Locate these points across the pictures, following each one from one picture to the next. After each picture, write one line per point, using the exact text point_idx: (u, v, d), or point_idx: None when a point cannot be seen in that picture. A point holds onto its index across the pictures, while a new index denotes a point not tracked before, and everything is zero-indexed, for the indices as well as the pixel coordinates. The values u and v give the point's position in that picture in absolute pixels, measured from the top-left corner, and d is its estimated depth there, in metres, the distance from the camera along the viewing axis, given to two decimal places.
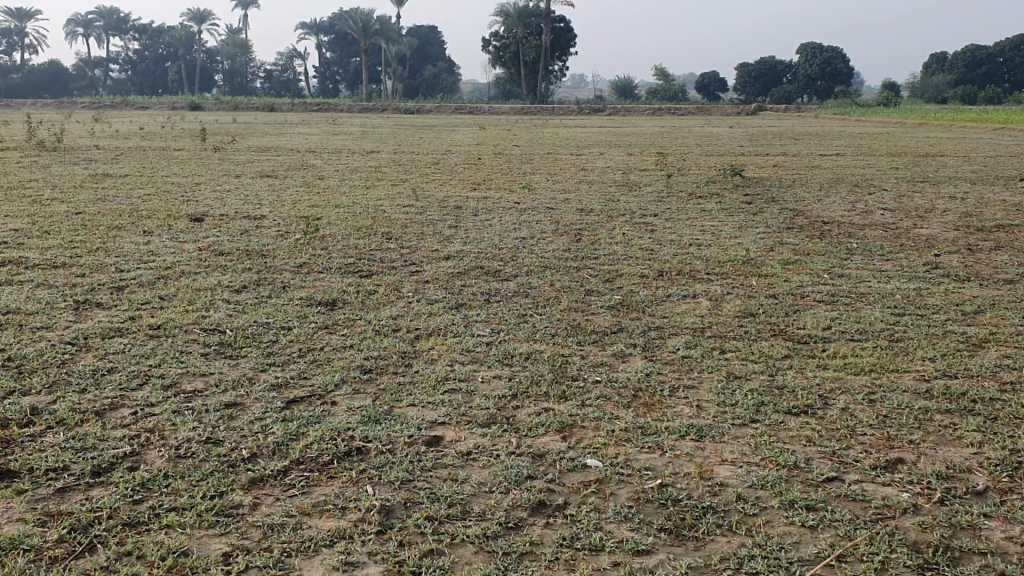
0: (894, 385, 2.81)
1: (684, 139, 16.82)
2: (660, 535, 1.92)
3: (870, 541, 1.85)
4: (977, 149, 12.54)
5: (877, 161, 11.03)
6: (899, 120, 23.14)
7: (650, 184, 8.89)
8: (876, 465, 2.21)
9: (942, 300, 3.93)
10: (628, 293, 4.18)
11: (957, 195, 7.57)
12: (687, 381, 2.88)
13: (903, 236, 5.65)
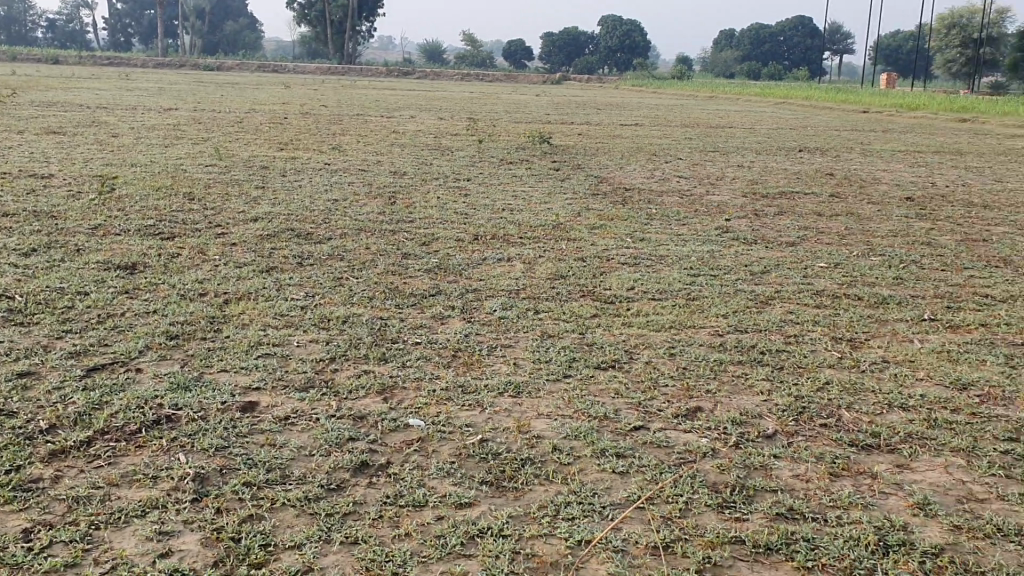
0: (692, 340, 3.01)
1: (492, 106, 17.03)
2: (481, 488, 1.97)
3: (674, 484, 1.99)
4: (760, 122, 13.44)
5: (673, 132, 11.60)
6: (692, 93, 24.34)
7: (460, 149, 8.96)
8: (679, 415, 2.37)
9: (734, 261, 4.21)
10: (443, 256, 4.22)
11: (744, 164, 8.10)
12: (503, 340, 2.96)
13: (698, 202, 5.99)
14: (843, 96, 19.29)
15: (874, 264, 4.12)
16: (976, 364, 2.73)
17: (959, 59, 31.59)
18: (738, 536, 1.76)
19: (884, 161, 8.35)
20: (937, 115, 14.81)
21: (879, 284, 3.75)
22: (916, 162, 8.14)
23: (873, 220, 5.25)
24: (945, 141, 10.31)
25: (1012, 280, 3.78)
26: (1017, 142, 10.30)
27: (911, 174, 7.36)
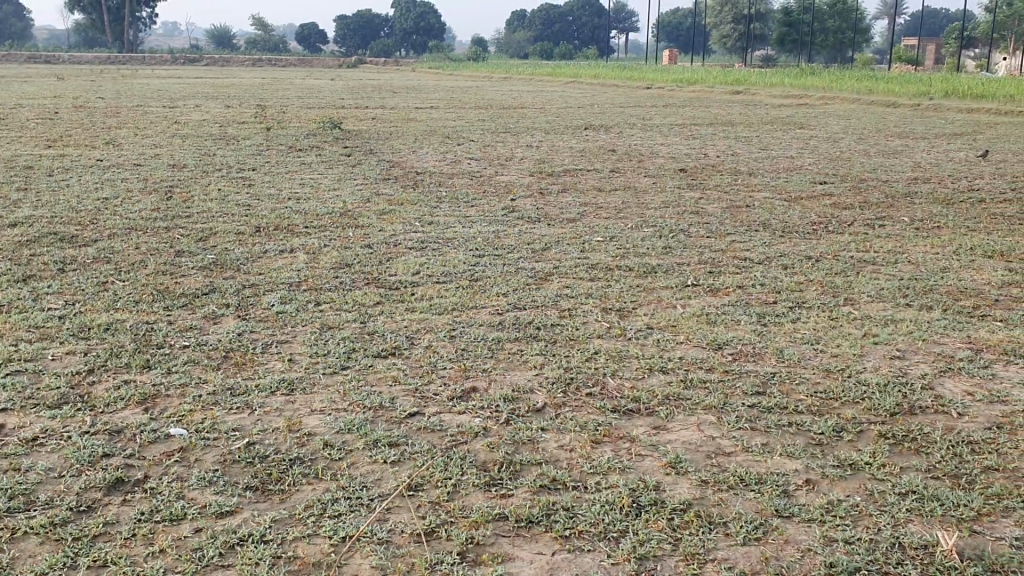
0: (472, 321, 3.03)
1: (285, 91, 16.56)
2: (245, 494, 1.89)
3: (444, 467, 1.98)
4: (549, 101, 13.76)
5: (465, 113, 11.69)
6: (487, 74, 24.58)
7: (247, 137, 8.67)
8: (453, 397, 2.37)
9: (517, 240, 4.29)
10: (221, 251, 4.06)
11: (532, 144, 8.27)
12: (279, 336, 2.88)
13: (486, 183, 6.07)
14: (627, 73, 20.14)
15: (647, 235, 4.30)
16: (731, 324, 2.90)
17: (732, 35, 33.69)
18: (501, 514, 1.78)
19: (662, 135, 8.76)
20: (712, 89, 15.71)
21: (650, 254, 3.92)
22: (690, 135, 8.58)
23: (648, 193, 5.49)
24: (718, 114, 10.93)
25: (767, 243, 4.05)
26: (781, 112, 11.07)
27: (685, 146, 7.75)
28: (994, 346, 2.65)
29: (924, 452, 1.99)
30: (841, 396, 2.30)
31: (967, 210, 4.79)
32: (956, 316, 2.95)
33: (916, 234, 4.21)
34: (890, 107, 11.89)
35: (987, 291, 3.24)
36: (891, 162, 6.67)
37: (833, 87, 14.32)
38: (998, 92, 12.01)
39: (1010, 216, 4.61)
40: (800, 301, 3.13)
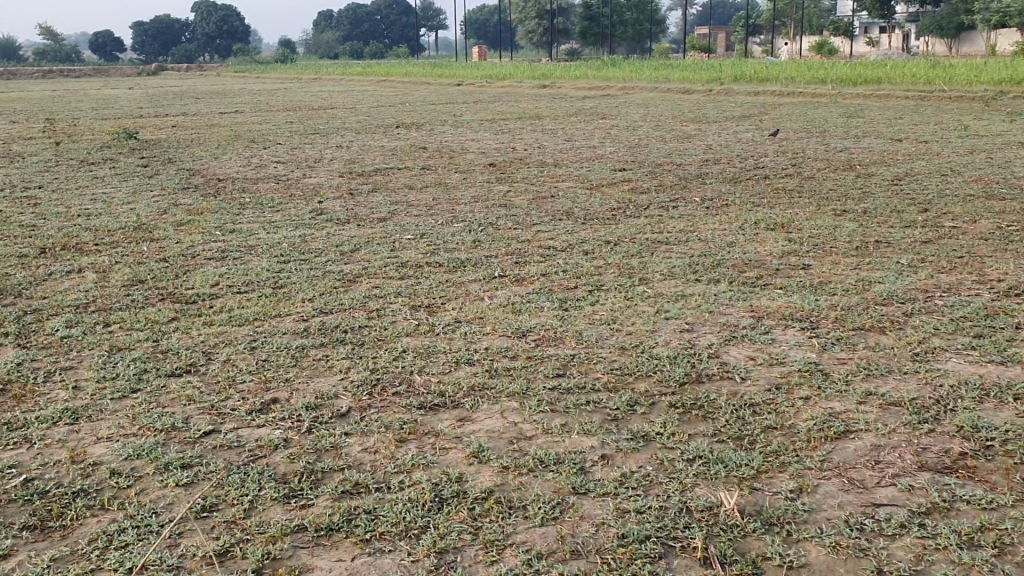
0: (275, 329, 2.94)
1: (77, 103, 15.57)
2: (23, 535, 1.76)
3: (241, 483, 1.91)
4: (360, 100, 13.61)
5: (271, 116, 11.37)
6: (296, 77, 24.00)
7: (33, 154, 8.11)
8: (252, 410, 2.29)
9: (324, 243, 4.21)
10: (1, 277, 3.77)
11: (342, 144, 8.15)
12: (64, 363, 2.70)
13: (292, 186, 5.93)
14: (439, 70, 20.21)
15: (455, 230, 4.32)
16: (534, 312, 2.96)
17: (538, 29, 34.40)
18: (300, 524, 1.74)
19: (471, 130, 8.84)
20: (520, 83, 16.00)
21: (458, 249, 3.94)
22: (499, 130, 8.69)
23: (457, 188, 5.52)
24: (525, 108, 11.14)
25: (571, 230, 4.16)
26: (586, 103, 11.40)
27: (494, 140, 7.85)
28: (774, 313, 2.81)
29: (711, 418, 2.09)
30: (636, 371, 2.39)
31: (754, 187, 5.08)
32: (742, 287, 3.13)
33: (707, 212, 4.43)
34: (686, 94, 12.49)
35: (769, 261, 3.45)
36: (687, 146, 6.99)
37: (634, 77, 14.88)
38: (781, 76, 12.85)
39: (790, 190, 4.93)
40: (600, 284, 3.23)
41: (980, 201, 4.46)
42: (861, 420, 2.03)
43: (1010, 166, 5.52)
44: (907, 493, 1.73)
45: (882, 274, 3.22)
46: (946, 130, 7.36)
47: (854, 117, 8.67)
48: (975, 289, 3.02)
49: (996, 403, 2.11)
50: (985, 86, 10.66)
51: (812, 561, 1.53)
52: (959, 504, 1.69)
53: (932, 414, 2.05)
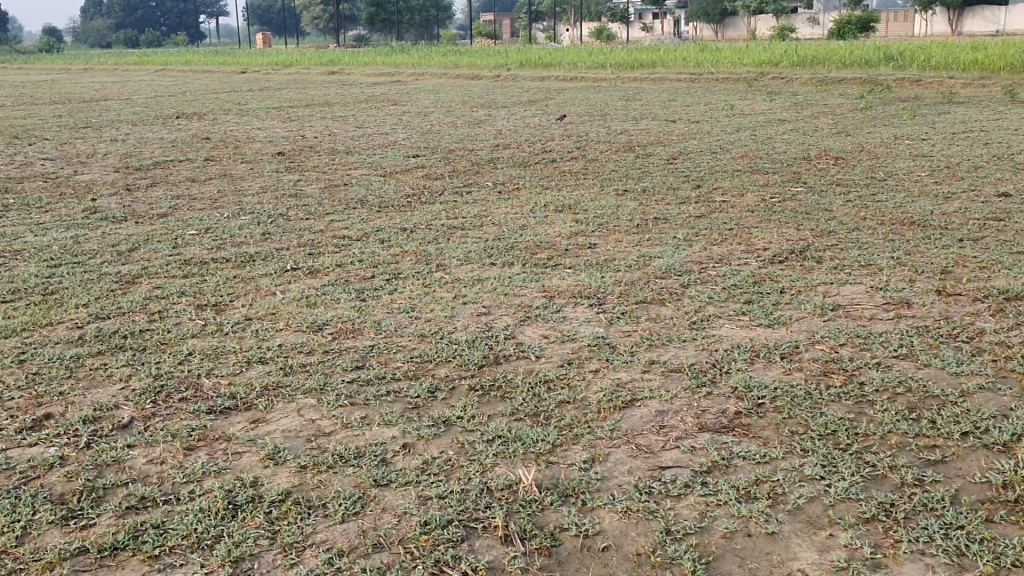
0: (47, 339, 2.73)
1: None
2: None
3: (11, 509, 1.76)
4: (135, 91, 12.85)
5: (34, 110, 10.53)
6: (62, 66, 22.34)
7: None
8: (22, 429, 2.11)
9: (100, 243, 3.95)
10: None
11: (117, 137, 7.67)
12: None
13: (62, 184, 5.52)
14: (221, 58, 19.41)
15: (244, 223, 4.16)
16: (329, 304, 2.90)
17: (325, 15, 33.72)
18: (82, 546, 1.62)
19: (258, 119, 8.55)
20: (306, 71, 15.63)
21: (247, 243, 3.80)
22: (287, 118, 8.46)
23: (244, 180, 5.32)
24: (314, 95, 10.89)
25: (364, 219, 4.11)
26: (376, 89, 11.30)
27: (282, 129, 7.64)
28: (565, 291, 2.90)
29: (507, 397, 2.13)
30: (434, 357, 2.39)
31: (542, 170, 5.21)
32: (534, 268, 3.20)
33: (498, 196, 4.50)
34: (475, 79, 12.64)
35: (559, 242, 3.55)
36: (477, 131, 7.08)
37: (422, 63, 14.89)
38: (564, 61, 13.26)
39: (576, 172, 5.09)
40: (396, 272, 3.22)
41: (747, 176, 4.79)
42: (648, 389, 2.13)
43: (772, 142, 5.96)
44: (690, 454, 1.83)
45: (663, 248, 3.39)
46: (715, 110, 7.84)
47: (633, 100, 9.08)
48: (744, 258, 3.23)
49: (766, 363, 2.27)
50: (748, 69, 11.45)
51: (606, 527, 1.59)
52: (736, 460, 1.80)
53: (710, 377, 2.18)
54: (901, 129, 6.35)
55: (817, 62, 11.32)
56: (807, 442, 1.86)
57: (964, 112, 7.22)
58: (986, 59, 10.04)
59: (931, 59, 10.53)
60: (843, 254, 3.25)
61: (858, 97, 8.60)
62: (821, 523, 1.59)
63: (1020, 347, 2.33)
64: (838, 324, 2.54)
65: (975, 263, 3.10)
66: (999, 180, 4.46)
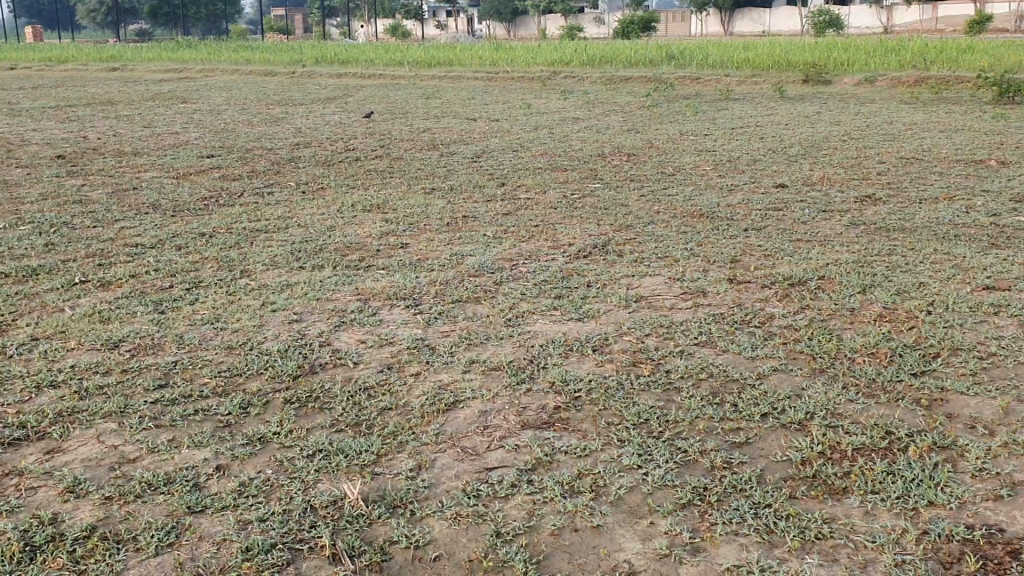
0: None
1: None
2: None
3: None
4: None
5: None
6: None
7: None
8: None
9: None
10: None
11: None
12: None
13: None
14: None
15: (22, 234, 3.83)
16: (126, 318, 2.72)
17: (101, 8, 31.69)
18: None
19: (30, 119, 7.90)
20: (82, 67, 14.61)
21: (28, 255, 3.50)
22: (64, 118, 7.87)
23: (19, 186, 4.90)
24: (93, 92, 10.20)
25: (160, 225, 3.89)
26: (164, 87, 10.73)
27: (60, 130, 7.10)
28: (378, 293, 2.86)
29: (326, 408, 2.07)
30: (246, 370, 2.29)
31: (346, 169, 5.12)
32: (344, 271, 3.13)
33: (302, 197, 4.38)
34: (269, 76, 12.25)
35: (368, 243, 3.49)
36: (275, 129, 6.86)
37: (211, 60, 14.27)
38: (361, 59, 13.10)
39: (381, 170, 5.04)
40: (198, 281, 3.06)
41: (548, 173, 4.90)
42: (468, 389, 2.13)
43: (569, 139, 6.13)
44: (514, 453, 1.85)
45: (472, 246, 3.41)
46: (513, 108, 7.99)
47: (432, 98, 9.10)
48: (551, 254, 3.30)
49: (580, 357, 2.32)
50: (542, 67, 11.74)
51: (436, 536, 1.58)
52: (558, 455, 1.83)
53: (528, 373, 2.21)
54: (686, 126, 6.70)
55: (606, 61, 11.77)
56: (624, 433, 1.91)
57: (740, 108, 7.71)
58: (757, 59, 10.79)
59: (709, 59, 11.19)
60: (643, 247, 3.38)
61: (646, 95, 9.02)
62: (643, 512, 1.64)
63: (805, 329, 2.50)
64: (643, 315, 2.64)
65: (760, 251, 3.31)
66: (775, 172, 4.79)
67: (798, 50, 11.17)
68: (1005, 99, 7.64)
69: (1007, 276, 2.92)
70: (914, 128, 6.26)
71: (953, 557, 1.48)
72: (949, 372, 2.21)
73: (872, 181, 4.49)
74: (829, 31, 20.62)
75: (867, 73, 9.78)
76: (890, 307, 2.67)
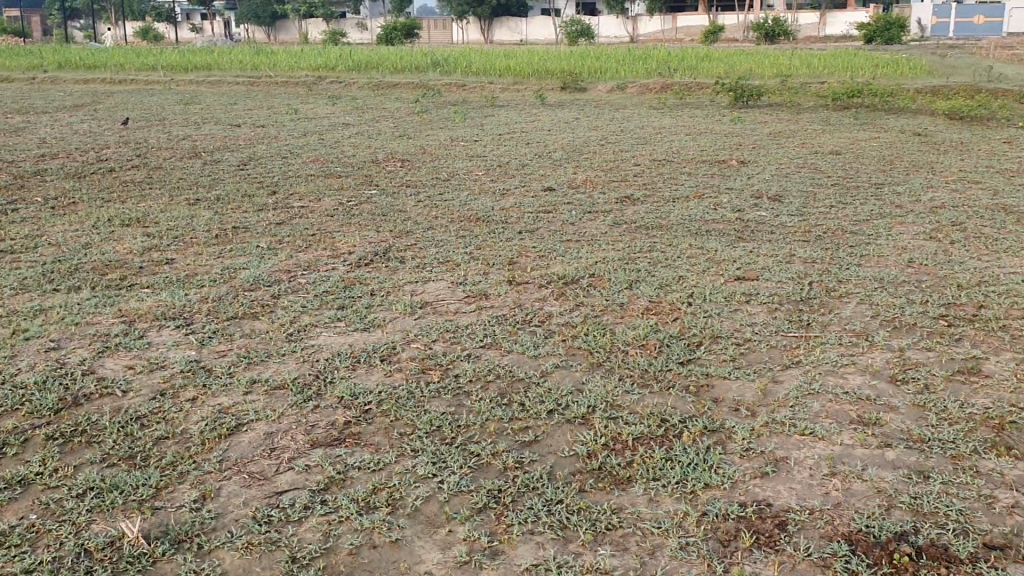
0: None
1: None
2: None
3: None
4: None
5: None
6: None
7: None
8: None
9: None
10: None
11: None
12: None
13: None
14: None
15: None
16: None
17: None
18: None
19: None
20: None
21: None
22: None
23: None
24: None
25: None
26: None
27: None
28: (145, 314, 2.68)
29: (95, 443, 1.92)
30: None
31: (100, 181, 4.77)
32: (105, 292, 2.91)
33: (52, 213, 4.04)
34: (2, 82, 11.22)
35: (131, 260, 3.27)
36: (14, 139, 6.29)
37: None
38: (108, 63, 12.29)
39: (139, 182, 4.74)
40: None
41: (319, 181, 4.80)
42: (252, 410, 2.04)
43: (340, 146, 6.04)
44: (304, 474, 1.79)
45: (245, 259, 3.28)
46: (277, 114, 7.78)
47: (190, 104, 8.69)
48: (330, 264, 3.23)
49: (366, 368, 2.29)
50: (306, 73, 11.51)
51: (228, 569, 1.50)
52: (351, 472, 1.80)
53: (314, 390, 2.15)
54: (454, 131, 6.80)
55: (370, 66, 11.71)
56: (416, 442, 1.90)
57: (504, 113, 7.92)
58: (517, 66, 11.12)
59: (472, 65, 11.41)
60: (422, 253, 3.39)
61: (414, 100, 9.06)
62: (440, 521, 1.64)
63: (582, 325, 2.60)
64: (428, 321, 2.64)
65: (534, 253, 3.41)
66: (542, 176, 4.95)
67: (555, 58, 11.62)
68: (740, 104, 8.32)
69: (754, 267, 3.18)
70: (665, 131, 6.68)
71: (730, 534, 1.58)
72: (713, 358, 2.36)
73: (631, 182, 4.74)
74: (582, 40, 21.64)
75: (619, 80, 10.34)
76: (655, 300, 2.82)
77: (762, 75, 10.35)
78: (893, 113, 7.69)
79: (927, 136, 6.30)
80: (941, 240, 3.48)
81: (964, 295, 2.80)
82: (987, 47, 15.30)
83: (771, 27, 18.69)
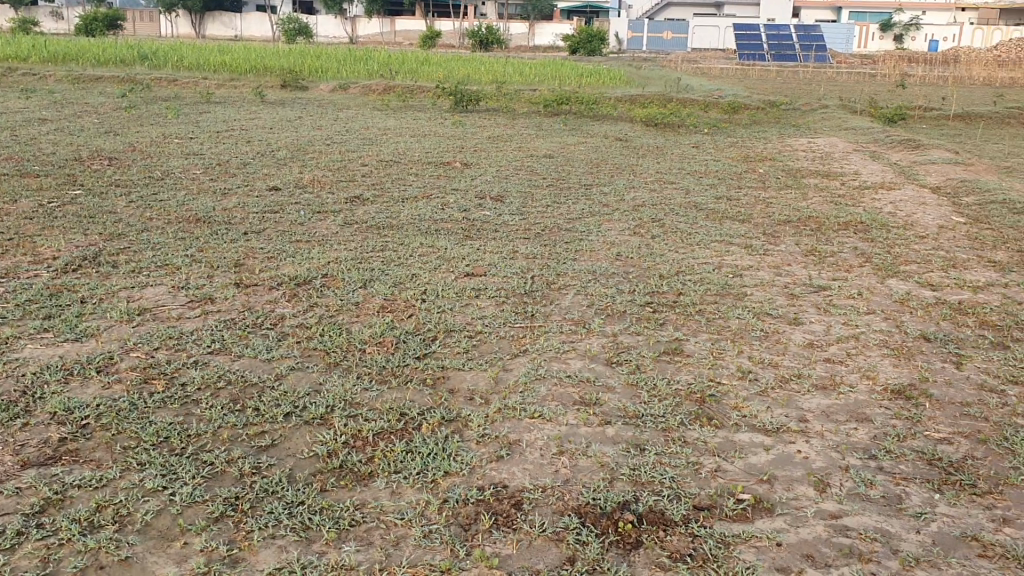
0: None
1: None
2: None
3: None
4: None
5: None
6: None
7: None
8: None
9: None
10: None
11: None
12: None
13: None
14: None
15: None
16: None
17: None
18: None
19: None
20: None
21: None
22: None
23: None
24: None
25: None
26: None
27: None
28: None
29: None
30: None
31: None
32: None
33: None
34: None
35: None
36: None
37: None
38: None
39: None
40: None
41: (14, 180, 4.36)
42: None
43: (36, 142, 5.52)
44: (15, 498, 1.63)
45: None
46: None
47: None
48: (32, 271, 2.95)
49: (82, 381, 2.13)
50: None
51: None
52: (70, 491, 1.66)
53: (20, 407, 1.96)
54: (168, 128, 6.44)
55: (68, 59, 10.80)
56: (142, 455, 1.80)
57: (222, 111, 7.60)
58: (234, 62, 10.72)
59: (183, 60, 10.85)
60: (139, 256, 3.19)
61: (120, 95, 8.47)
62: (174, 534, 1.56)
63: (314, 326, 2.57)
64: (149, 328, 2.49)
65: (261, 254, 3.32)
66: (267, 175, 4.82)
67: (272, 56, 11.31)
68: (460, 108, 8.53)
69: (481, 263, 3.29)
70: (388, 132, 6.72)
71: (469, 519, 1.64)
72: (445, 352, 2.43)
73: (358, 182, 4.73)
74: (300, 39, 21.22)
75: (340, 80, 10.26)
76: (388, 298, 2.84)
77: (479, 81, 10.68)
78: (599, 119, 8.23)
79: (629, 141, 6.81)
80: (645, 235, 3.79)
81: (666, 283, 3.07)
82: (676, 61, 16.75)
83: (485, 35, 19.29)
